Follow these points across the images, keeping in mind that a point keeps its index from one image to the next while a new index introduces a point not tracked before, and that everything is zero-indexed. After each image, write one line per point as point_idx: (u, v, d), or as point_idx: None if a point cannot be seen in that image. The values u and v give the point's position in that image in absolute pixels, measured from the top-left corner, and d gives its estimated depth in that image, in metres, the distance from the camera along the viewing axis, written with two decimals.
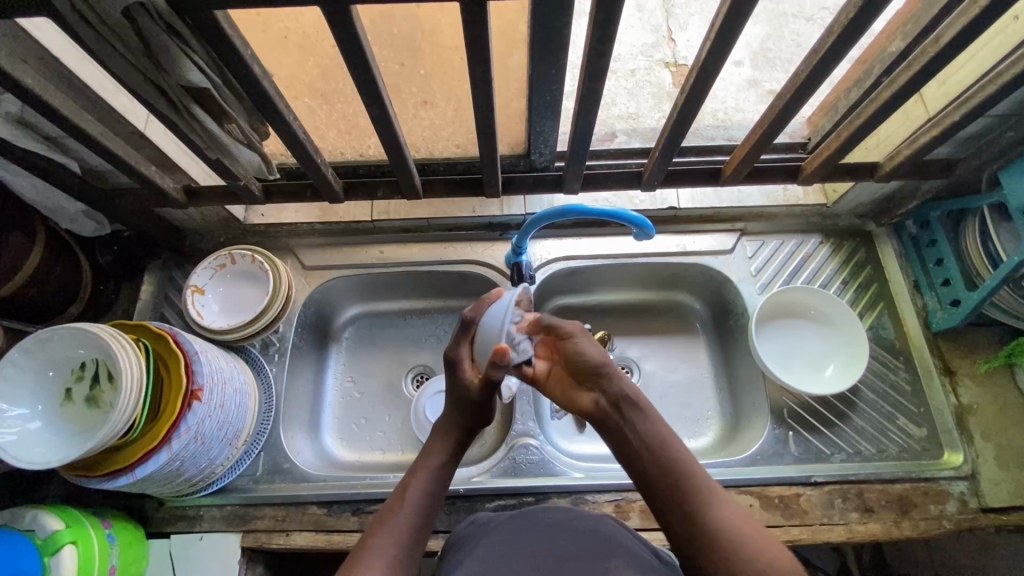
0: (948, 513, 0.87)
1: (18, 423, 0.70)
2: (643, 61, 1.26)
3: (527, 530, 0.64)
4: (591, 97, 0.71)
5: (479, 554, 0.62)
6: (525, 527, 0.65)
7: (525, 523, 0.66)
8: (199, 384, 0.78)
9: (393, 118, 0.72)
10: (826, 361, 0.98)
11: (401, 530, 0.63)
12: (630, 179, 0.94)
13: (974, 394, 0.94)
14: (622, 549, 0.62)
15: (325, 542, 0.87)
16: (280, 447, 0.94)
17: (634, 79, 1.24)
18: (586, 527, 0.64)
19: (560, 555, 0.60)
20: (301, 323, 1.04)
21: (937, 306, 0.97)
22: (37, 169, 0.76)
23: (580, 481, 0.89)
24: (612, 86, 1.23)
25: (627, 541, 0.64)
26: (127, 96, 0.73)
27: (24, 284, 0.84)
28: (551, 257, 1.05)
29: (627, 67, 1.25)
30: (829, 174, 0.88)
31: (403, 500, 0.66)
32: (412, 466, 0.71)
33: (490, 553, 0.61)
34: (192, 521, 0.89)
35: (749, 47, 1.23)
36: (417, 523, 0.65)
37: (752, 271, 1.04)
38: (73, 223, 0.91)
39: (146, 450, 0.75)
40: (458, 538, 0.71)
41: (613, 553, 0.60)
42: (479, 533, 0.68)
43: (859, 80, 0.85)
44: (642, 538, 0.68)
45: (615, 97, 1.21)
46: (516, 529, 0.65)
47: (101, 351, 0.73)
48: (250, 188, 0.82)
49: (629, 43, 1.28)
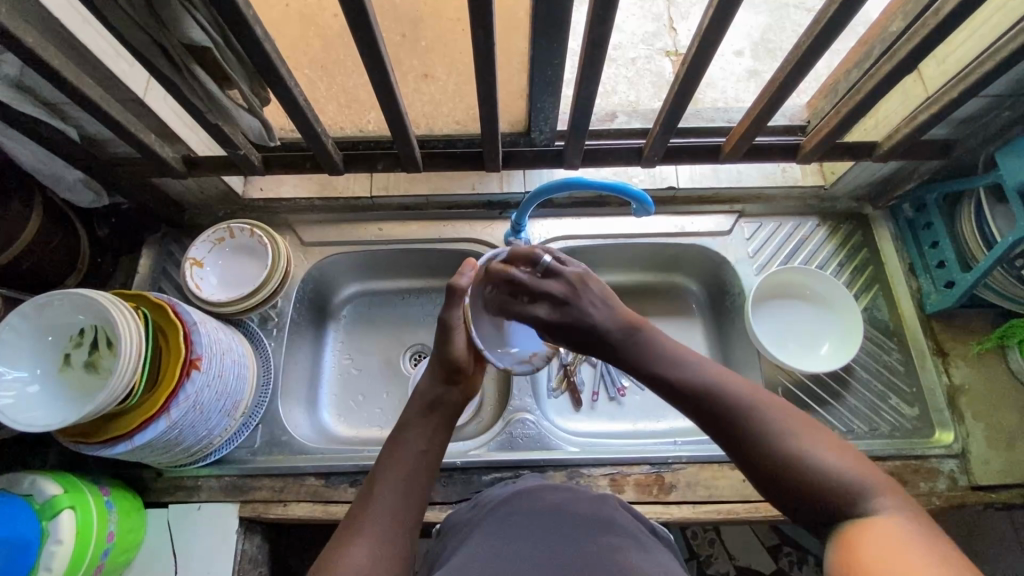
0: (937, 490, 0.88)
1: (16, 386, 0.70)
2: (643, 50, 1.26)
3: (529, 508, 0.64)
4: (591, 66, 0.71)
5: (481, 532, 0.63)
6: (529, 505, 0.65)
7: (525, 502, 0.66)
8: (198, 353, 0.79)
9: (393, 85, 0.72)
10: (821, 340, 0.99)
11: (386, 499, 0.59)
12: (631, 156, 0.94)
13: (966, 374, 0.95)
14: (624, 528, 0.62)
15: (323, 514, 0.87)
16: (279, 419, 0.95)
17: (634, 67, 1.24)
18: (588, 507, 0.65)
19: (558, 532, 0.59)
20: (300, 298, 1.04)
21: (931, 288, 0.98)
22: (34, 135, 0.75)
23: (577, 455, 0.90)
24: (612, 74, 1.23)
25: (628, 525, 0.64)
26: (127, 62, 0.72)
27: (22, 255, 0.84)
28: (550, 237, 1.05)
29: (628, 55, 1.25)
30: (827, 153, 0.89)
31: (388, 464, 0.62)
32: (385, 446, 0.65)
33: (491, 531, 0.62)
34: (191, 491, 0.89)
35: (750, 37, 1.23)
36: (403, 488, 0.60)
37: (749, 252, 1.04)
38: (70, 192, 0.89)
39: (145, 418, 0.75)
40: (459, 519, 0.72)
41: (617, 533, 0.60)
42: (480, 512, 0.69)
43: (860, 60, 0.85)
44: (639, 516, 0.69)
45: (615, 85, 1.21)
46: (521, 507, 0.65)
47: (100, 317, 0.73)
48: (250, 158, 0.82)
49: (630, 32, 1.28)
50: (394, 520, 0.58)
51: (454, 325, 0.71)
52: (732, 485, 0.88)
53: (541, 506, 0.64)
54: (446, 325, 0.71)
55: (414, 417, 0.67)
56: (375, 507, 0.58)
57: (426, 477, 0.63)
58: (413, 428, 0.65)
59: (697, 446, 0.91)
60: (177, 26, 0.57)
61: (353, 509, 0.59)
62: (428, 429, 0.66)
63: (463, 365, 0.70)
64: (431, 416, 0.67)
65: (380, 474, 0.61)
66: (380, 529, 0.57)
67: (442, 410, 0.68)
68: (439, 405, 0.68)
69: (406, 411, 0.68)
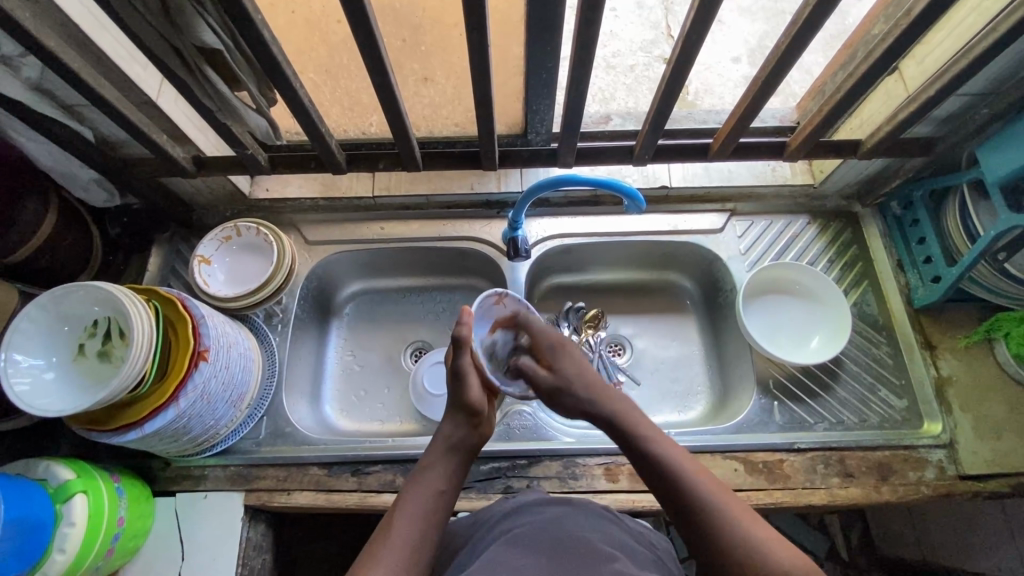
0: (926, 479, 0.90)
1: (33, 373, 0.73)
2: (642, 57, 1.29)
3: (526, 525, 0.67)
4: (583, 64, 0.74)
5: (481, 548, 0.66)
6: (526, 523, 0.68)
7: (519, 519, 0.70)
8: (206, 346, 0.82)
9: (394, 87, 0.75)
10: (812, 334, 1.02)
11: (404, 534, 0.64)
12: (623, 155, 0.97)
13: (953, 366, 0.97)
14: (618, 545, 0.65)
15: (326, 502, 0.90)
16: (283, 412, 0.98)
17: (634, 74, 1.27)
18: (584, 524, 0.67)
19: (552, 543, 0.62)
20: (304, 295, 1.07)
21: (919, 284, 1.00)
22: (52, 136, 0.79)
23: (571, 446, 0.92)
24: (612, 81, 1.26)
25: (619, 537, 0.67)
26: (141, 66, 0.76)
27: (37, 252, 0.88)
28: (547, 235, 1.08)
29: (627, 63, 1.29)
30: (813, 151, 0.92)
31: (408, 501, 0.67)
32: (407, 483, 0.71)
33: (490, 543, 0.66)
34: (197, 480, 0.92)
35: (747, 45, 1.27)
36: (421, 527, 0.65)
37: (741, 249, 1.07)
38: (85, 192, 0.93)
39: (155, 407, 0.78)
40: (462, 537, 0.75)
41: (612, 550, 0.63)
42: (481, 531, 0.72)
43: (845, 62, 0.88)
44: (633, 532, 0.72)
45: (613, 91, 1.24)
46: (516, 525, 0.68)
47: (113, 308, 0.76)
48: (257, 157, 0.85)
49: (629, 39, 1.32)
50: (409, 555, 0.62)
51: (466, 371, 0.79)
52: (725, 474, 0.90)
53: (534, 521, 0.68)
54: (459, 371, 0.79)
55: (437, 457, 0.73)
56: (389, 543, 0.63)
57: (441, 515, 0.67)
58: (435, 465, 0.72)
59: (690, 436, 0.93)
60: (191, 31, 0.61)
61: (371, 542, 0.64)
62: (449, 471, 0.71)
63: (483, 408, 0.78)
64: (455, 454, 0.74)
65: (398, 511, 0.66)
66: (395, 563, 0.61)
67: (464, 449, 0.75)
68: (461, 445, 0.75)
69: (426, 452, 0.74)
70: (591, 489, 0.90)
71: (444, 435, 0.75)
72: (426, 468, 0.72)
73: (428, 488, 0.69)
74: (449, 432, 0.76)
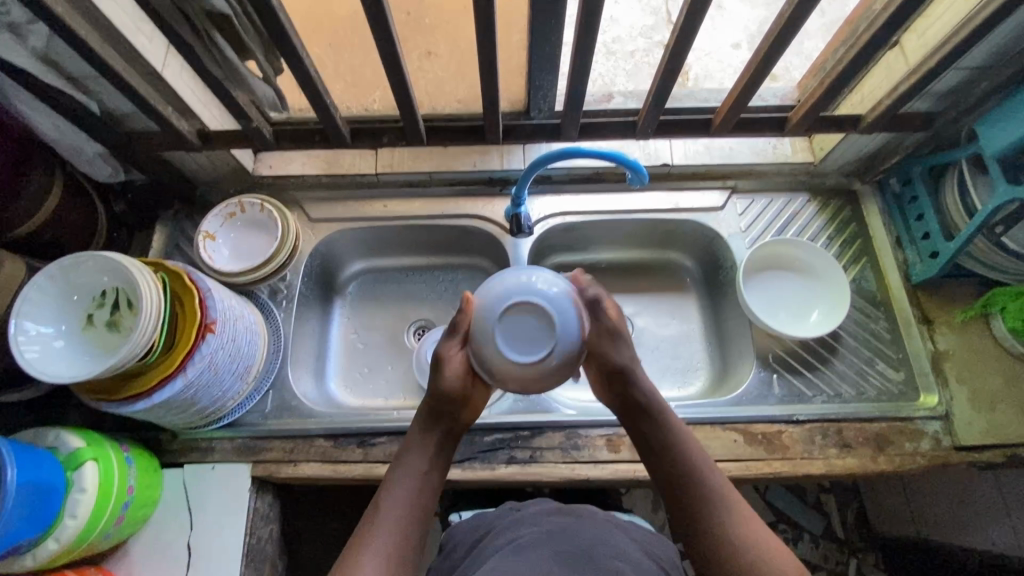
0: (922, 450, 0.92)
1: (43, 341, 0.74)
2: (642, 42, 1.29)
3: (528, 534, 0.72)
4: (587, 34, 0.74)
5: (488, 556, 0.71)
6: (528, 532, 0.73)
7: (523, 527, 0.75)
8: (213, 318, 0.83)
9: (400, 58, 0.75)
10: (811, 307, 1.03)
11: (392, 520, 0.66)
12: (626, 129, 0.98)
13: (951, 341, 0.98)
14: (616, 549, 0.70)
15: (332, 472, 0.91)
16: (288, 385, 0.99)
17: (633, 60, 1.26)
18: (583, 532, 0.72)
19: (553, 548, 0.67)
20: (308, 273, 1.08)
21: (917, 259, 1.01)
22: (58, 106, 0.80)
23: (574, 417, 0.94)
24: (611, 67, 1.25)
25: (621, 544, 0.71)
26: (147, 37, 0.76)
27: (43, 225, 0.89)
28: (549, 213, 1.09)
29: (627, 49, 1.28)
30: (813, 125, 0.93)
31: (391, 486, 0.69)
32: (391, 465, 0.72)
33: (494, 550, 0.71)
34: (204, 452, 0.93)
35: (748, 30, 1.26)
36: (407, 512, 0.67)
37: (742, 227, 1.08)
38: (89, 166, 0.93)
39: (163, 377, 0.79)
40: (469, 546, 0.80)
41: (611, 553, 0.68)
42: (484, 542, 0.77)
43: (846, 36, 0.89)
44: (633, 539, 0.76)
45: (613, 78, 1.24)
46: (518, 535, 0.73)
47: (122, 278, 0.77)
48: (262, 131, 0.85)
49: (629, 25, 1.31)
50: (400, 537, 0.65)
51: (448, 355, 0.73)
52: (725, 445, 0.92)
53: (539, 530, 0.72)
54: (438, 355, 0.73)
55: (417, 439, 0.73)
56: (379, 526, 0.65)
57: (426, 497, 0.70)
58: (415, 448, 0.73)
59: (691, 408, 0.95)
60: None
61: (361, 528, 0.66)
62: (428, 452, 0.73)
63: (455, 395, 0.73)
64: (431, 434, 0.74)
65: (386, 494, 0.68)
66: (387, 546, 0.64)
67: (442, 430, 0.74)
68: (438, 424, 0.74)
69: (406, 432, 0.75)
70: (593, 460, 0.91)
71: (422, 413, 0.75)
72: (408, 450, 0.73)
73: (410, 472, 0.70)
74: (425, 414, 0.74)
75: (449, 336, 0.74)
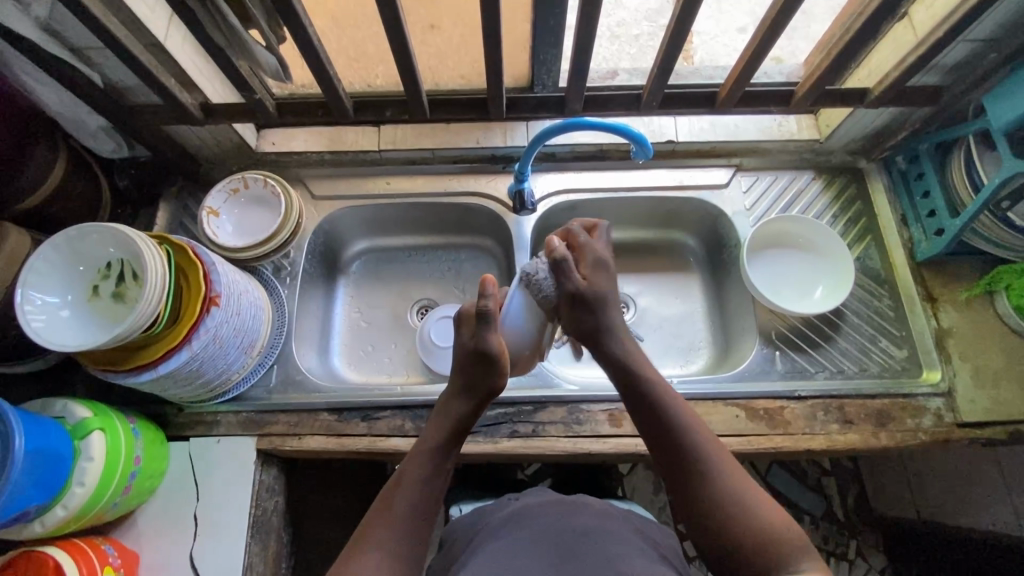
0: (923, 426, 0.92)
1: (50, 311, 0.74)
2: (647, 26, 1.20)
3: (533, 524, 0.72)
4: (591, 0, 0.73)
5: (473, 556, 0.69)
6: (532, 522, 0.72)
7: (527, 517, 0.74)
8: (217, 291, 0.83)
9: (403, 27, 0.74)
10: (815, 284, 1.03)
11: (403, 513, 0.65)
12: (630, 104, 0.97)
13: (954, 318, 0.98)
14: (619, 538, 0.70)
15: (336, 445, 0.92)
16: (292, 360, 0.99)
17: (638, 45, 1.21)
18: (587, 523, 0.72)
19: (557, 540, 0.67)
20: (312, 250, 1.08)
21: (922, 237, 1.01)
22: (60, 77, 0.79)
23: (576, 392, 0.94)
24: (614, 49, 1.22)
25: (622, 534, 0.71)
26: (150, 6, 0.76)
27: (49, 199, 0.89)
28: (552, 191, 1.09)
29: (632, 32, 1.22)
30: (819, 99, 0.92)
31: (403, 480, 0.68)
32: (404, 460, 0.71)
33: (500, 537, 0.71)
34: (210, 425, 0.94)
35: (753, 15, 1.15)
36: (420, 505, 0.66)
37: (746, 205, 1.08)
38: (94, 141, 0.94)
39: (169, 348, 0.79)
40: (469, 533, 0.80)
41: (614, 544, 0.68)
42: (490, 525, 0.77)
43: (854, 8, 0.88)
44: (635, 528, 0.76)
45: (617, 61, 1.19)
46: (523, 525, 0.72)
47: (127, 250, 0.77)
48: (265, 104, 0.88)
49: (633, 7, 1.22)
50: (411, 529, 0.65)
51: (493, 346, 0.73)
52: (727, 420, 0.92)
53: (545, 522, 0.72)
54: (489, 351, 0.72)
55: (436, 435, 0.73)
56: (387, 522, 0.64)
57: (437, 491, 0.69)
58: (433, 444, 0.72)
59: (693, 384, 0.95)
60: None
61: (369, 518, 0.66)
62: (446, 453, 0.72)
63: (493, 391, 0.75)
64: (456, 436, 0.73)
65: (398, 487, 0.68)
66: (396, 542, 0.63)
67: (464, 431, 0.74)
68: (465, 427, 0.74)
69: (426, 428, 0.74)
70: (595, 434, 0.92)
71: (449, 412, 0.74)
72: (428, 444, 0.72)
73: (425, 468, 0.69)
74: (453, 414, 0.74)
75: (487, 326, 0.73)
